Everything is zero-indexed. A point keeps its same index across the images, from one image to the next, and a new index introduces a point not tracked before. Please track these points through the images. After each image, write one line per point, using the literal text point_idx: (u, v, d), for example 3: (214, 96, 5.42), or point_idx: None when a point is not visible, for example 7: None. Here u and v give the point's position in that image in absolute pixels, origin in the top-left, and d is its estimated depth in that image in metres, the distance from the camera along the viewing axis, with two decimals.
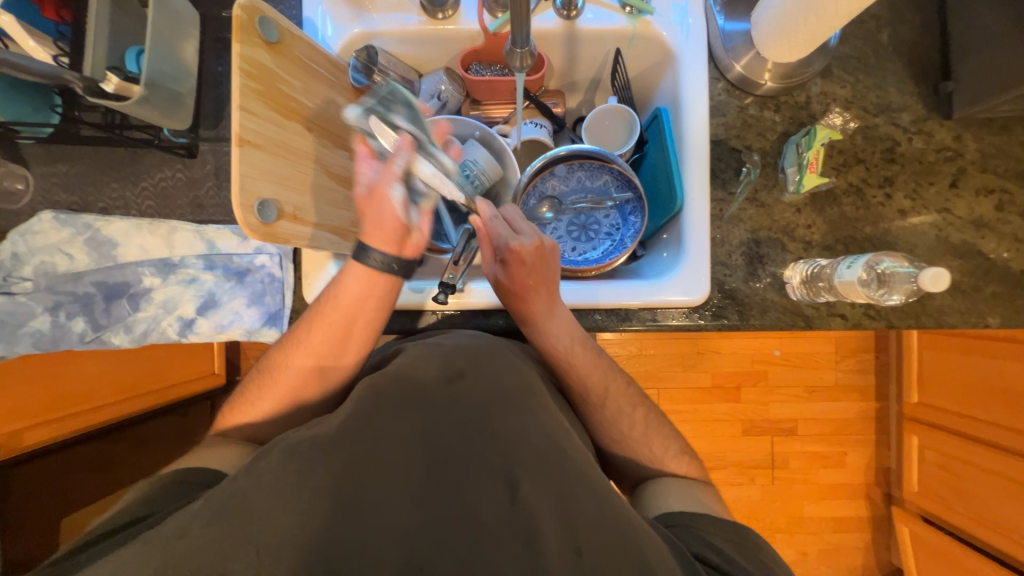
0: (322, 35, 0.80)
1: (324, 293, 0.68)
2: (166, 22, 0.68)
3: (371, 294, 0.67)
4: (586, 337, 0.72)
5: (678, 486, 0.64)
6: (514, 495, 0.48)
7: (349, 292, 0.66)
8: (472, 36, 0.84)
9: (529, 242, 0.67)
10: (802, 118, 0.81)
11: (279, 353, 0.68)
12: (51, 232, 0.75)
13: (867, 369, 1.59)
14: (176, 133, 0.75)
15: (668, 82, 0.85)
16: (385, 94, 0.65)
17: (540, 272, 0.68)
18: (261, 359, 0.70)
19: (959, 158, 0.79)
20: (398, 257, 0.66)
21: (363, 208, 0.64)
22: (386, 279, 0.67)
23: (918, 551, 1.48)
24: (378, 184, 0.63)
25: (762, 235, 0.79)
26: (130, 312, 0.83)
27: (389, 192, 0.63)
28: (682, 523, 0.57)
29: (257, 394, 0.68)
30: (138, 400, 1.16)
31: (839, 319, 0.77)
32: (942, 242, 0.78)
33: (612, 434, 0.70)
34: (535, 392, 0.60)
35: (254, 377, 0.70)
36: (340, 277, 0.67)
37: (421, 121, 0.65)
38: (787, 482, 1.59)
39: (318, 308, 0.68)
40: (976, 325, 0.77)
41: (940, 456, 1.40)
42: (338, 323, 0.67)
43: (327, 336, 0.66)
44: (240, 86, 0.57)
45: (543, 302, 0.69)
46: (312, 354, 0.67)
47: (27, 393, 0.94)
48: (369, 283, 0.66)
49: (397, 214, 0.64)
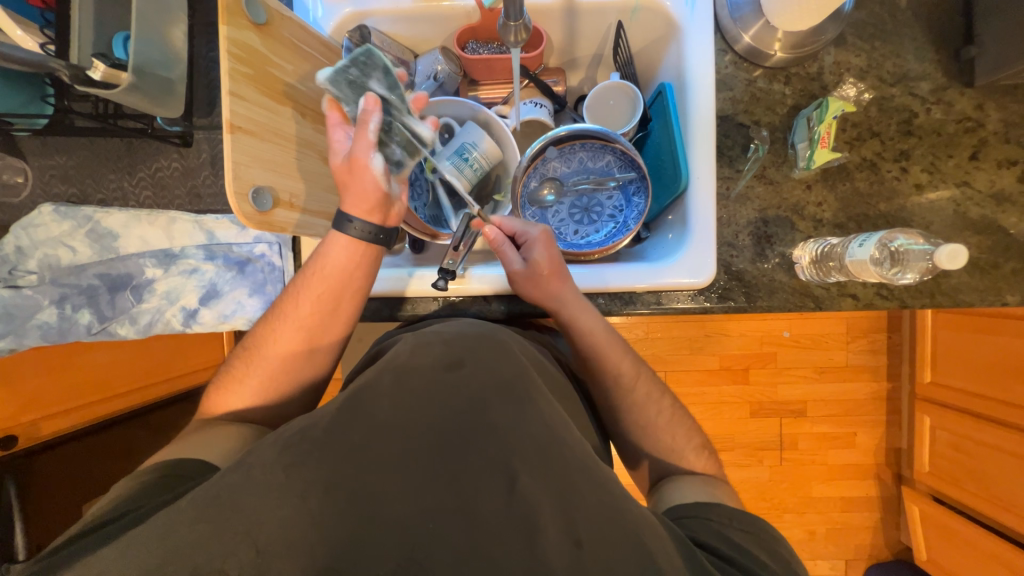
0: (313, 16, 0.78)
1: (309, 264, 0.67)
2: (152, 6, 0.66)
3: (356, 265, 0.67)
4: (605, 327, 0.70)
5: (694, 479, 0.64)
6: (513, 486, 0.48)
7: (334, 263, 0.66)
8: (468, 13, 0.81)
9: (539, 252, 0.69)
10: (814, 90, 0.77)
11: (263, 328, 0.69)
12: (52, 225, 0.75)
13: (879, 349, 1.56)
14: (170, 122, 0.74)
15: (672, 55, 0.82)
16: (360, 56, 0.59)
17: (555, 274, 0.69)
18: (246, 336, 0.71)
19: (980, 128, 0.75)
20: (382, 227, 0.66)
21: (344, 177, 0.63)
22: (369, 247, 0.66)
23: (927, 530, 1.48)
24: (357, 153, 0.61)
25: (770, 214, 0.76)
26: (134, 303, 0.81)
27: (368, 162, 0.61)
28: (693, 513, 0.57)
29: (244, 371, 0.68)
30: (150, 390, 1.18)
31: (850, 300, 0.74)
32: (960, 218, 0.75)
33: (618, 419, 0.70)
34: (532, 379, 0.59)
35: (240, 354, 0.70)
36: (322, 250, 0.66)
37: (397, 89, 0.61)
38: (795, 463, 1.59)
39: (303, 279, 0.67)
40: (994, 303, 0.74)
41: (952, 436, 1.39)
42: (325, 296, 0.67)
43: (315, 309, 0.67)
44: (229, 70, 0.56)
45: (565, 300, 0.69)
46: (299, 325, 0.67)
47: (41, 385, 0.96)
48: (353, 252, 0.66)
49: (378, 185, 0.62)
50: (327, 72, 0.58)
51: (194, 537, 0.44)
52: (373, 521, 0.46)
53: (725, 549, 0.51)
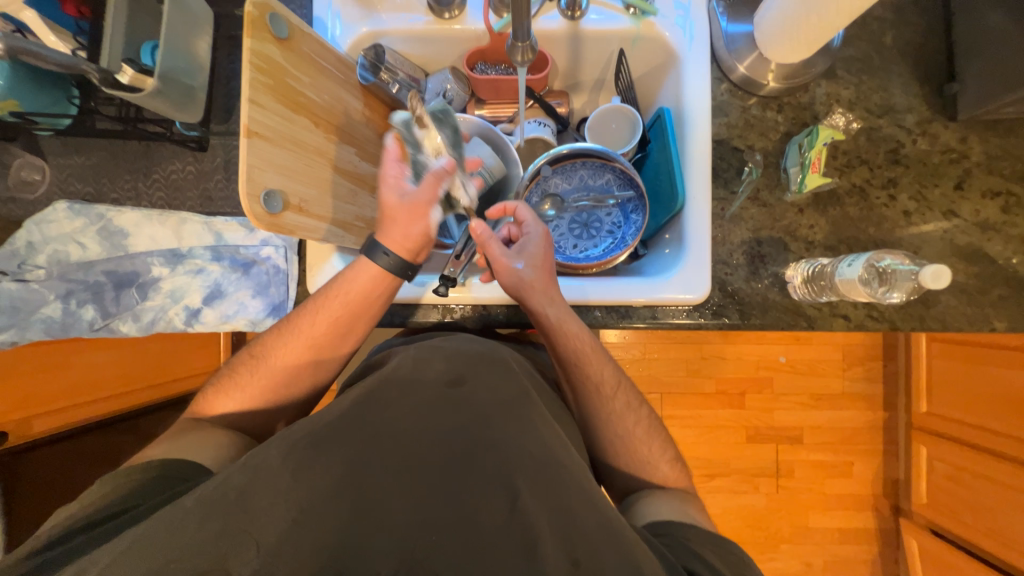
0: (331, 35, 0.82)
1: (331, 283, 0.69)
2: (181, 19, 0.70)
3: (380, 291, 0.69)
4: (585, 353, 0.69)
5: (674, 499, 0.65)
6: (506, 489, 0.49)
7: (357, 287, 0.68)
8: (479, 36, 0.85)
9: (518, 261, 0.70)
10: (806, 118, 0.81)
11: (272, 340, 0.69)
12: (65, 221, 0.77)
13: (875, 377, 1.57)
14: (188, 127, 0.77)
15: (671, 82, 0.86)
16: (437, 113, 0.73)
17: (532, 285, 0.69)
18: (252, 343, 0.71)
19: (964, 160, 0.79)
20: (412, 265, 0.69)
21: (396, 215, 0.67)
22: (390, 279, 0.69)
23: (927, 564, 1.45)
24: (420, 201, 0.66)
25: (764, 235, 0.79)
26: (139, 300, 0.81)
27: (429, 212, 0.67)
28: (671, 531, 0.58)
29: (247, 379, 0.68)
30: (145, 392, 1.18)
31: (841, 320, 0.76)
32: (947, 245, 0.78)
33: (612, 434, 0.69)
34: (533, 401, 0.59)
35: (245, 361, 0.70)
36: (347, 273, 0.68)
37: (459, 147, 0.74)
38: (792, 491, 1.57)
39: (322, 300, 0.68)
40: (981, 329, 0.76)
41: (949, 468, 1.38)
42: (346, 317, 0.68)
43: (334, 331, 0.69)
44: (250, 79, 0.59)
45: (543, 320, 0.69)
46: (313, 340, 0.68)
47: (42, 381, 0.96)
48: (379, 281, 0.68)
49: (429, 232, 0.68)
50: (405, 116, 0.71)
51: (189, 531, 0.44)
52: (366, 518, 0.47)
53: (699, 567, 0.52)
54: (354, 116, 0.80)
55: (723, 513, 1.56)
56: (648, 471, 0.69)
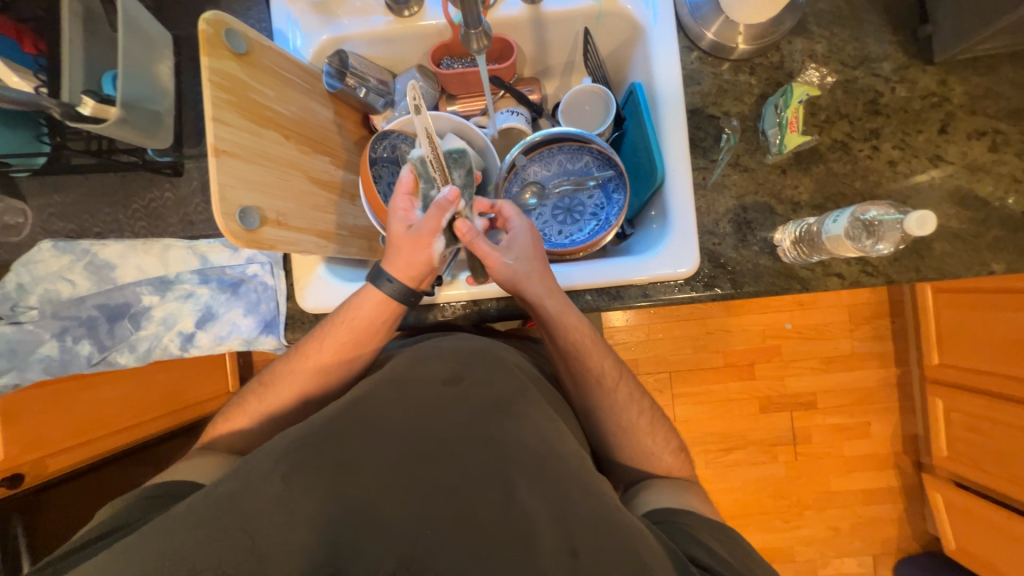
0: (293, 45, 0.82)
1: (339, 311, 0.69)
2: (137, 44, 0.70)
3: (384, 317, 0.69)
4: (585, 339, 0.69)
5: (674, 485, 0.64)
6: (504, 479, 0.49)
7: (365, 315, 0.68)
8: (441, 31, 0.85)
9: (514, 251, 0.68)
10: (780, 78, 0.79)
11: (283, 368, 0.69)
12: (51, 260, 0.77)
13: (883, 334, 1.55)
14: (160, 153, 0.77)
15: (639, 56, 0.84)
16: (456, 154, 0.80)
17: (529, 276, 0.67)
18: (263, 371, 0.71)
19: (946, 103, 0.77)
20: (415, 291, 0.69)
21: (400, 244, 0.65)
22: (393, 307, 0.68)
23: (953, 517, 1.43)
24: (425, 232, 0.64)
25: (748, 201, 0.78)
26: (132, 331, 0.86)
27: (434, 242, 0.65)
28: (673, 517, 0.58)
29: (256, 407, 0.68)
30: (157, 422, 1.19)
31: (836, 279, 0.75)
32: (937, 191, 0.76)
33: (615, 417, 0.69)
34: (528, 398, 0.60)
35: (254, 390, 0.70)
36: (353, 301, 0.68)
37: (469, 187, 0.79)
38: (810, 457, 1.56)
39: (330, 327, 0.69)
40: (980, 273, 0.74)
41: (967, 417, 1.36)
42: (350, 343, 0.68)
43: (339, 358, 0.69)
44: (212, 98, 0.58)
45: (541, 309, 0.68)
46: (319, 368, 0.68)
47: (50, 420, 0.96)
48: (383, 309, 0.68)
49: (433, 262, 0.66)
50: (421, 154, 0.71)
51: (189, 552, 0.44)
52: (367, 516, 0.47)
53: (700, 554, 0.52)
54: (323, 124, 0.79)
55: (743, 485, 1.56)
56: (657, 450, 0.68)
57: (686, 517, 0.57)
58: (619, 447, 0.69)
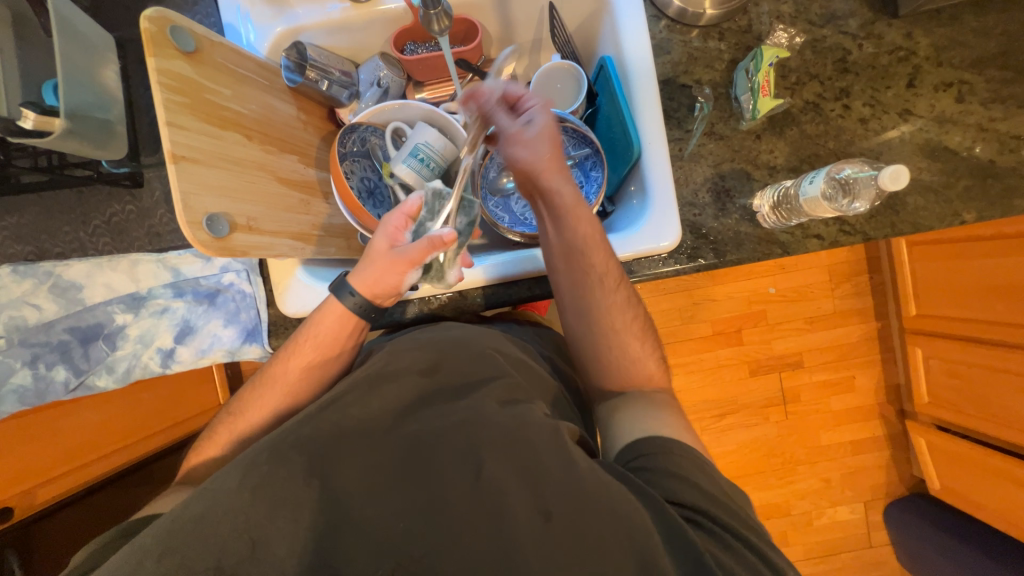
0: (246, 40, 0.77)
1: (300, 330, 0.67)
2: (76, 49, 0.65)
3: (348, 331, 0.67)
4: (602, 241, 0.67)
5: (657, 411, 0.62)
6: (502, 464, 0.49)
7: (327, 330, 0.66)
8: (401, 15, 0.82)
9: (533, 134, 0.67)
10: (749, 42, 0.79)
11: (250, 395, 0.66)
12: (13, 285, 0.73)
13: (863, 290, 1.59)
14: (116, 164, 0.73)
15: (607, 28, 0.82)
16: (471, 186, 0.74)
17: (545, 163, 0.66)
18: (230, 402, 0.68)
19: (913, 56, 0.77)
20: (376, 306, 0.67)
21: (380, 259, 0.64)
22: (354, 321, 0.67)
23: (937, 459, 1.50)
24: (405, 259, 0.62)
25: (725, 169, 0.78)
26: (108, 352, 0.82)
27: (409, 271, 0.64)
28: (645, 452, 0.55)
29: (226, 438, 0.65)
30: (150, 439, 1.16)
31: (815, 241, 0.75)
32: (908, 145, 0.77)
33: (610, 320, 0.67)
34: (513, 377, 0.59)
35: (223, 421, 0.67)
36: (314, 316, 0.66)
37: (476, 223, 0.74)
38: (800, 415, 1.61)
39: (294, 347, 0.67)
40: (953, 223, 0.76)
41: (945, 363, 1.41)
42: (318, 359, 0.66)
43: (309, 378, 0.66)
44: (163, 101, 0.55)
45: (556, 195, 0.67)
46: (288, 390, 0.66)
47: (31, 450, 0.92)
48: (345, 322, 0.66)
49: (401, 286, 0.65)
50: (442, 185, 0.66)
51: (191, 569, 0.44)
52: (368, 513, 0.47)
53: (678, 491, 0.51)
54: (287, 122, 0.76)
55: (738, 448, 1.61)
56: (644, 356, 0.67)
57: (661, 448, 0.55)
58: (608, 355, 0.67)
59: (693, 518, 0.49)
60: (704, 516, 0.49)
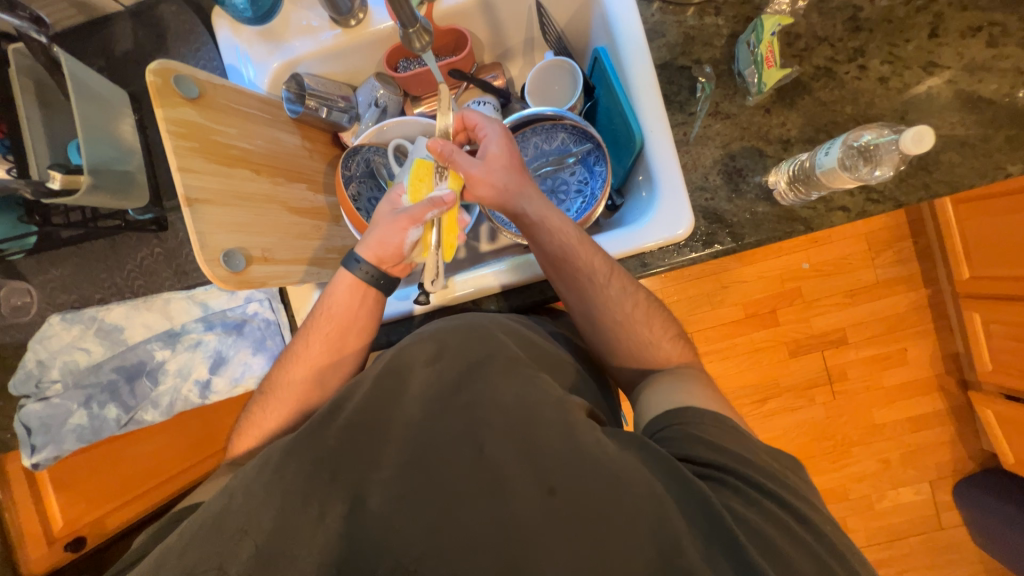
0: (247, 78, 0.81)
1: (317, 307, 0.69)
2: (95, 108, 0.71)
3: (360, 301, 0.68)
4: (583, 241, 0.66)
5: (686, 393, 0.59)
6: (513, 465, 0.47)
7: (340, 302, 0.67)
8: (391, 34, 0.83)
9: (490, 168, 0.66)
10: (748, 13, 0.75)
11: (280, 372, 0.67)
12: (63, 332, 0.79)
13: (906, 257, 1.49)
14: (141, 211, 0.78)
15: (599, 18, 0.80)
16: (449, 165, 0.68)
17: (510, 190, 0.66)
18: (263, 382, 0.69)
19: (932, 4, 0.72)
20: (384, 271, 0.67)
21: (381, 219, 0.65)
22: (373, 293, 0.68)
23: (1007, 430, 1.38)
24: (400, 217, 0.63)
25: (735, 148, 0.74)
26: (152, 387, 0.85)
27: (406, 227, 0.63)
28: (670, 423, 0.53)
29: (263, 414, 0.65)
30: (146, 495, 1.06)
31: (841, 213, 0.71)
32: (936, 99, 0.71)
33: (609, 314, 0.65)
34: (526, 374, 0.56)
35: (259, 397, 0.68)
36: (328, 290, 0.68)
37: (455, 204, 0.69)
38: (847, 394, 1.53)
39: (312, 323, 0.68)
40: (996, 178, 0.69)
41: (1008, 327, 1.29)
42: (335, 334, 0.67)
43: (331, 349, 0.67)
44: (173, 148, 0.58)
45: (525, 220, 0.67)
46: (312, 367, 0.66)
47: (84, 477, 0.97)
48: (356, 290, 0.67)
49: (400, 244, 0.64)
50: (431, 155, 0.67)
51: None
52: (378, 528, 0.45)
53: (701, 454, 0.49)
54: (293, 151, 0.79)
55: (785, 433, 1.53)
56: (656, 339, 0.65)
57: (683, 418, 0.52)
58: (618, 343, 0.66)
59: (711, 476, 0.47)
60: (722, 475, 0.47)
